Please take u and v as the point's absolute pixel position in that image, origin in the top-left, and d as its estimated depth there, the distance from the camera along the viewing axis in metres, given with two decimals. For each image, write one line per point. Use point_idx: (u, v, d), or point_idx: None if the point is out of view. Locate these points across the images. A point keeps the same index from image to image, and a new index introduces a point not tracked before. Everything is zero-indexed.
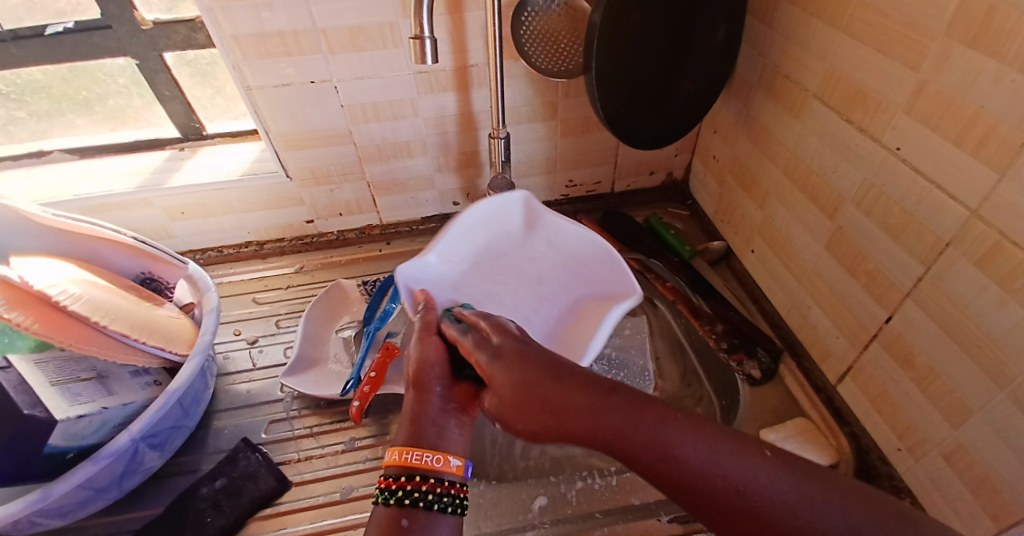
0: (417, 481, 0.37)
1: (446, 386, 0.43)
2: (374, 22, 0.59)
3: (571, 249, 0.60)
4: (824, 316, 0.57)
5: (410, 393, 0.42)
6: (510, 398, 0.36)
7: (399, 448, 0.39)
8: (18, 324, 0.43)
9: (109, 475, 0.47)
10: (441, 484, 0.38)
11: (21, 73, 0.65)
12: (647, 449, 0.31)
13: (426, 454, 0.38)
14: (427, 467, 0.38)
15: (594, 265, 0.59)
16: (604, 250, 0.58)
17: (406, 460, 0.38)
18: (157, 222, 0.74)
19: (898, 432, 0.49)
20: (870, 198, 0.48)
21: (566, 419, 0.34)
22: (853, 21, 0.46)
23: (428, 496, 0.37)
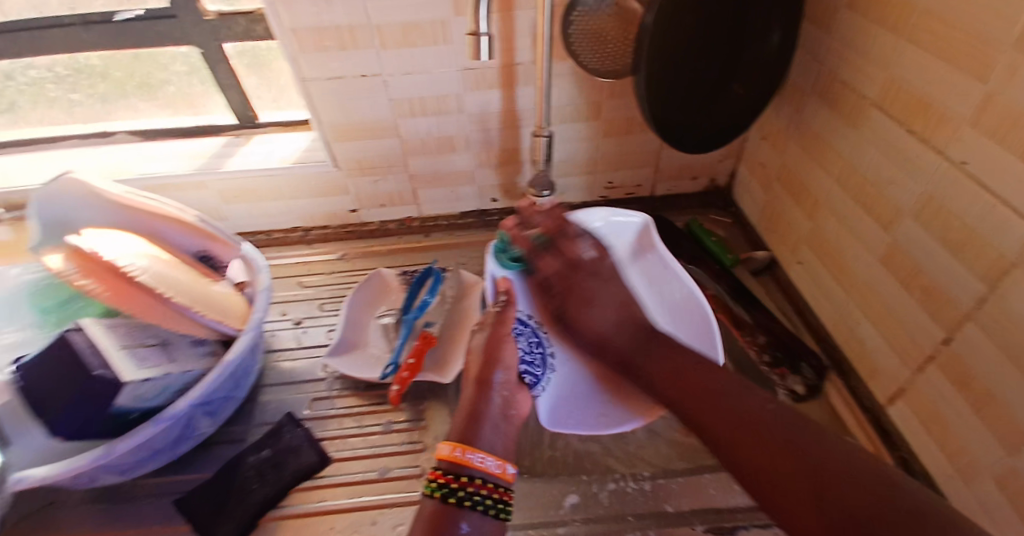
0: (478, 483, 0.42)
1: (503, 390, 0.49)
2: (427, 19, 0.61)
3: (665, 293, 0.61)
4: (873, 331, 0.56)
5: (472, 391, 0.49)
6: (580, 315, 0.56)
7: (465, 448, 0.44)
8: (90, 290, 0.47)
9: (165, 437, 0.49)
10: (498, 489, 0.43)
11: (89, 58, 0.70)
12: (679, 382, 0.48)
13: (487, 458, 0.44)
14: (487, 471, 0.43)
15: (687, 313, 0.58)
16: (699, 304, 0.57)
17: (470, 462, 0.43)
18: (212, 205, 0.77)
19: (947, 454, 0.48)
20: (930, 212, 0.47)
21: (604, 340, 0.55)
22: (917, 30, 0.45)
23: (484, 499, 0.42)
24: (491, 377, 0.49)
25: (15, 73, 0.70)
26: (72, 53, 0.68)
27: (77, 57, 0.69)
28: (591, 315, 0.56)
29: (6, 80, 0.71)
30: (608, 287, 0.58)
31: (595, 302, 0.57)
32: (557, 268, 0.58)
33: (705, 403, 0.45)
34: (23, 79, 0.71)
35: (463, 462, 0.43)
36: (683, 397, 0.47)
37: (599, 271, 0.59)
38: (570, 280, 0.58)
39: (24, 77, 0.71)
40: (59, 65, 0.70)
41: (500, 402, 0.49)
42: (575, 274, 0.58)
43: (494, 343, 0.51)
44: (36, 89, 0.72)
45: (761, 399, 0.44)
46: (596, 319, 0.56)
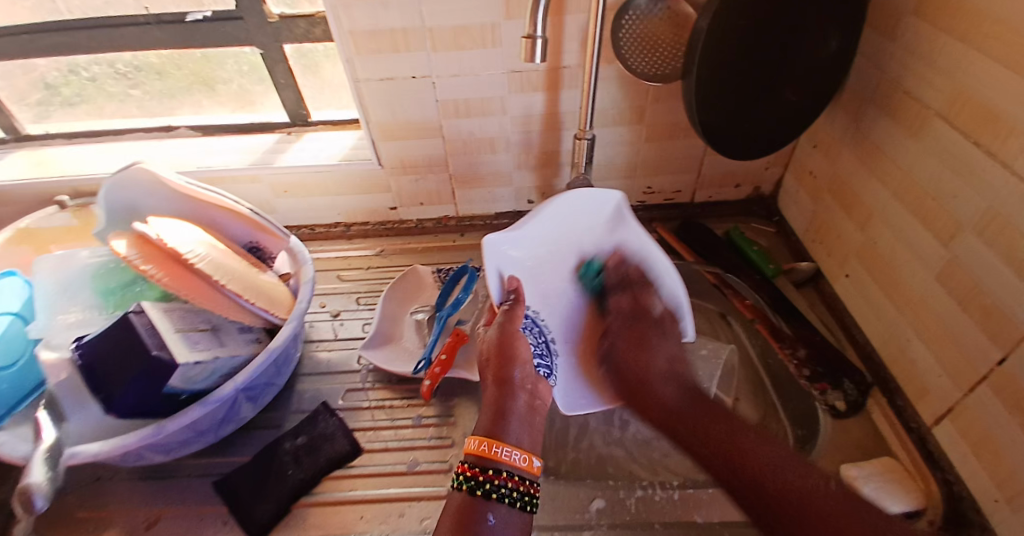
0: (504, 476, 0.43)
1: (526, 383, 0.50)
2: (476, 23, 0.62)
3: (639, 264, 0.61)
4: (925, 350, 0.53)
5: (492, 389, 0.50)
6: (629, 362, 0.56)
7: (492, 442, 0.45)
8: (151, 275, 0.50)
9: (211, 419, 0.52)
10: (523, 483, 0.43)
11: (146, 56, 0.74)
12: (716, 441, 0.45)
13: (513, 452, 0.44)
14: (514, 465, 0.44)
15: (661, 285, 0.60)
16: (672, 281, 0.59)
17: (496, 455, 0.44)
18: (262, 198, 0.81)
19: (996, 481, 0.45)
20: (994, 227, 0.44)
21: (642, 389, 0.53)
22: (990, 38, 0.43)
23: (510, 492, 0.42)
24: (511, 374, 0.49)
25: (81, 68, 0.76)
26: (141, 51, 0.73)
27: (140, 55, 0.73)
28: (646, 364, 0.55)
29: (71, 74, 0.76)
30: (665, 342, 0.57)
31: (648, 351, 0.56)
32: (626, 309, 0.60)
33: (751, 469, 0.42)
34: (86, 74, 0.76)
35: (489, 455, 0.44)
36: (721, 460, 0.44)
37: (662, 326, 0.59)
38: (630, 326, 0.59)
39: (87, 73, 0.76)
40: (121, 62, 0.75)
41: (526, 401, 0.49)
42: (642, 322, 0.59)
43: (505, 343, 0.51)
44: (97, 84, 0.77)
45: (822, 477, 0.40)
46: (649, 368, 0.55)
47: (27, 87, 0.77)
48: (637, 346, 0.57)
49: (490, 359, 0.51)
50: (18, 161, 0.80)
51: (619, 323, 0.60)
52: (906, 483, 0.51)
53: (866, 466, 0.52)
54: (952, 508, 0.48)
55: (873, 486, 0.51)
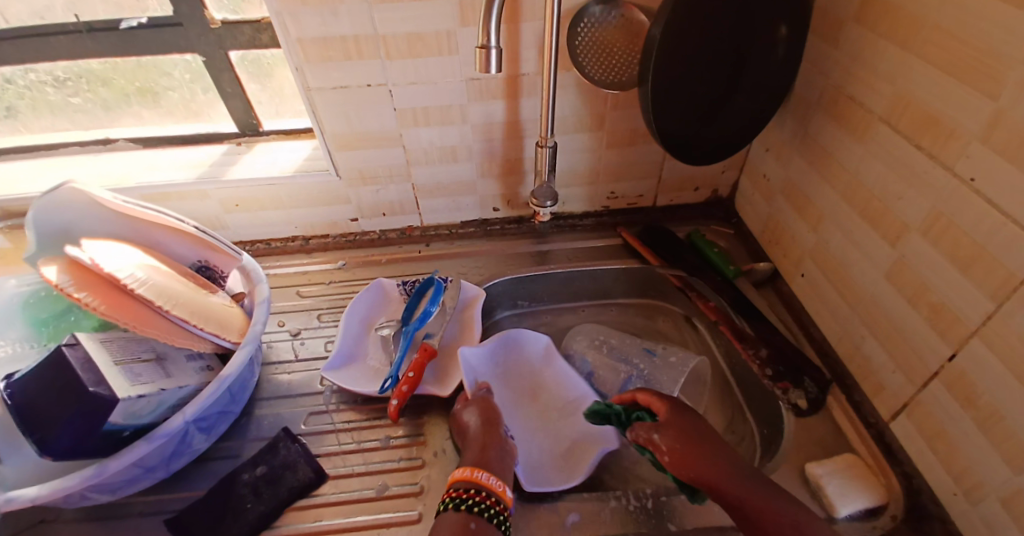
0: (483, 494, 0.47)
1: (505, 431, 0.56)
2: (431, 30, 0.61)
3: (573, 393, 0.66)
4: (879, 347, 0.55)
5: (479, 431, 0.54)
6: (676, 429, 0.51)
7: (474, 468, 0.50)
8: (86, 303, 0.46)
9: (159, 455, 0.48)
10: (499, 504, 0.48)
11: (88, 63, 0.69)
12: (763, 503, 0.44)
13: (492, 477, 0.49)
14: (492, 487, 0.48)
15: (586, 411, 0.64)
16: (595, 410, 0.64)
17: (478, 478, 0.49)
18: (213, 214, 0.77)
19: (953, 474, 0.47)
20: (938, 228, 0.46)
21: (696, 453, 0.49)
22: (926, 46, 0.45)
23: (492, 510, 0.47)
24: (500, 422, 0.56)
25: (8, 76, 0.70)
26: (75, 60, 0.68)
27: (76, 63, 0.68)
28: (691, 427, 0.51)
29: (5, 83, 0.69)
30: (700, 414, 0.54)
31: (689, 416, 0.52)
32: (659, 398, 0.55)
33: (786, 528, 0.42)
34: (23, 83, 0.70)
35: (473, 478, 0.49)
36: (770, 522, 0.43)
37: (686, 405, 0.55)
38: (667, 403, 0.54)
39: (23, 80, 0.69)
40: (61, 69, 0.69)
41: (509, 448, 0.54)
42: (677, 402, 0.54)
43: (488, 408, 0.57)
44: (36, 92, 0.71)
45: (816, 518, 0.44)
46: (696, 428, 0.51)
47: None
48: (682, 437, 0.50)
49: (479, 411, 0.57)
50: None
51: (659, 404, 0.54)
52: (866, 479, 0.52)
53: (829, 464, 0.53)
54: (913, 501, 0.50)
55: (836, 484, 0.52)
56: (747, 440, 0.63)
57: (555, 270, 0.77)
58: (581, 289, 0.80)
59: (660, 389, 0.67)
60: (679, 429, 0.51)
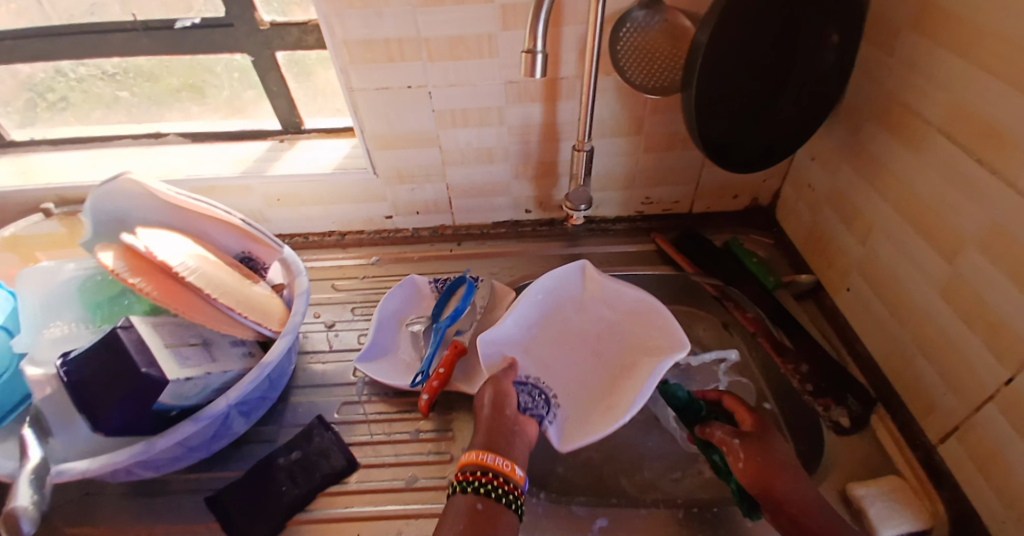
0: (488, 476, 0.44)
1: (515, 412, 0.52)
2: (473, 33, 0.61)
3: (626, 311, 0.64)
4: (929, 367, 0.53)
5: (486, 414, 0.51)
6: (761, 444, 0.47)
7: (479, 450, 0.47)
8: (141, 289, 0.48)
9: (202, 436, 0.50)
10: (509, 484, 0.44)
11: (139, 61, 0.73)
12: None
13: (499, 458, 0.46)
14: (499, 468, 0.45)
15: (647, 325, 0.62)
16: (659, 324, 0.61)
17: (482, 460, 0.46)
18: (255, 207, 0.79)
19: (1005, 502, 0.45)
20: (997, 244, 0.44)
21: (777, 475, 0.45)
22: (990, 56, 0.43)
23: (499, 490, 0.44)
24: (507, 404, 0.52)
25: (69, 70, 0.74)
26: (127, 57, 0.71)
27: (127, 60, 0.72)
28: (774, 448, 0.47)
29: (58, 75, 0.74)
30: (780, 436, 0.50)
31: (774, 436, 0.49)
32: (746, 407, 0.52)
33: None
34: (75, 76, 0.74)
35: (477, 461, 0.46)
36: None
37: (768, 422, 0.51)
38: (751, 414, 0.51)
39: (77, 73, 0.74)
40: (109, 65, 0.73)
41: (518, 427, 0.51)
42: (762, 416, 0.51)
43: (499, 387, 0.53)
44: (87, 85, 0.75)
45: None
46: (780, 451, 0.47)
47: (9, 93, 0.75)
48: (765, 454, 0.47)
49: (491, 389, 0.53)
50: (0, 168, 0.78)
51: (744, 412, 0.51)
52: (911, 503, 0.50)
53: (873, 485, 0.51)
54: (960, 528, 0.48)
55: (880, 505, 0.50)
56: None
57: None
58: None
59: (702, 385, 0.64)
60: (764, 445, 0.47)
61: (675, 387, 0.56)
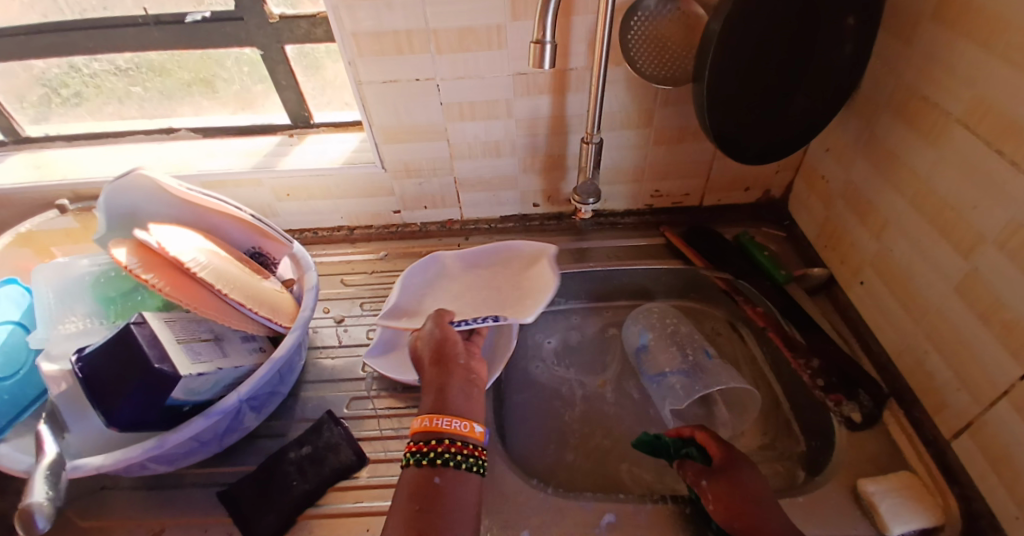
0: (446, 444, 0.44)
1: (465, 360, 0.51)
2: (482, 25, 0.61)
3: (487, 269, 0.68)
4: (943, 364, 0.52)
5: (432, 368, 0.50)
6: (728, 484, 0.47)
7: (431, 416, 0.45)
8: (153, 284, 0.49)
9: (214, 430, 0.51)
10: (469, 448, 0.44)
11: (159, 54, 0.73)
12: None
13: (455, 421, 0.45)
14: (456, 432, 0.44)
15: (508, 266, 0.68)
16: (521, 256, 0.67)
17: (438, 426, 0.44)
18: (265, 201, 0.80)
19: (1017, 500, 0.44)
20: (1017, 240, 0.43)
21: (744, 510, 0.45)
22: (1014, 45, 0.41)
23: (460, 456, 0.43)
24: (450, 354, 0.51)
25: (82, 65, 0.74)
26: (140, 52, 0.72)
27: (140, 54, 0.72)
28: (738, 481, 0.47)
29: (72, 70, 0.75)
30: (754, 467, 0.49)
31: (742, 470, 0.48)
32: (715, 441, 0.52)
33: None
34: (89, 70, 0.75)
35: (434, 428, 0.44)
36: None
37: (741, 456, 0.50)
38: (720, 450, 0.51)
39: (89, 68, 0.74)
40: (123, 58, 0.73)
41: (467, 372, 0.50)
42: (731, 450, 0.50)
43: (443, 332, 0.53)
44: (101, 79, 0.76)
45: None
46: (748, 484, 0.47)
47: (24, 88, 0.76)
48: (733, 487, 0.47)
49: (433, 345, 0.52)
50: (15, 164, 0.79)
51: (713, 447, 0.51)
52: (922, 497, 0.50)
53: (884, 481, 0.51)
54: (971, 526, 0.47)
55: (891, 502, 0.49)
56: (787, 458, 0.61)
57: (595, 268, 0.77)
58: (619, 288, 0.79)
59: (710, 383, 0.67)
60: (731, 478, 0.47)
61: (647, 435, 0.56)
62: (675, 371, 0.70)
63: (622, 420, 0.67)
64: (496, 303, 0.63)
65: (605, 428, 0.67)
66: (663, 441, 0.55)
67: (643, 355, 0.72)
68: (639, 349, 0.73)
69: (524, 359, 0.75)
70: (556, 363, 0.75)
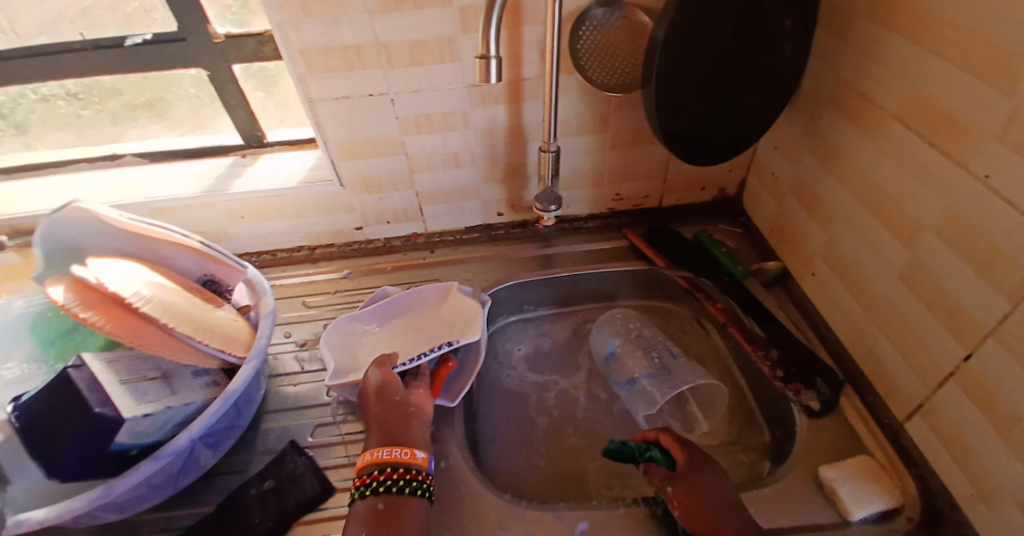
0: (388, 472, 0.47)
1: (403, 395, 0.55)
2: (433, 38, 0.60)
3: (401, 316, 0.70)
4: (892, 349, 0.54)
5: (374, 406, 0.54)
6: (688, 483, 0.48)
7: (374, 449, 0.49)
8: (92, 323, 0.46)
9: (168, 472, 0.48)
10: (410, 473, 0.48)
11: (102, 80, 0.70)
12: None
13: (395, 450, 0.49)
14: (397, 460, 0.48)
15: (420, 306, 0.70)
16: (428, 295, 0.71)
17: (378, 458, 0.48)
18: (219, 225, 0.77)
19: (970, 478, 0.46)
20: (953, 228, 0.45)
21: (704, 508, 0.46)
22: (939, 40, 0.43)
23: (403, 482, 0.47)
24: (389, 393, 0.54)
25: (30, 90, 0.70)
26: (87, 76, 0.68)
27: (90, 78, 0.69)
28: (698, 482, 0.48)
29: (19, 97, 0.71)
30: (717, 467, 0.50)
31: (703, 471, 0.49)
32: (678, 444, 0.52)
33: None
34: (36, 96, 0.71)
35: (375, 459, 0.48)
36: None
37: (704, 457, 0.51)
38: (682, 452, 0.51)
39: (37, 93, 0.70)
40: (71, 83, 0.70)
41: (406, 405, 0.54)
42: (693, 452, 0.51)
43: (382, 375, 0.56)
44: (48, 105, 0.72)
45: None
46: (708, 484, 0.48)
47: None
48: (695, 490, 0.47)
49: (373, 394, 0.54)
50: None
51: (674, 448, 0.52)
52: (881, 482, 0.51)
53: (843, 468, 0.52)
54: (929, 505, 0.49)
55: (852, 487, 0.50)
56: (754, 451, 0.63)
57: (560, 274, 0.77)
58: (586, 292, 0.80)
59: (678, 381, 0.67)
60: (694, 481, 0.48)
61: (611, 442, 0.57)
62: (644, 373, 0.70)
63: (595, 425, 0.67)
64: (426, 338, 0.67)
65: (578, 435, 0.66)
66: (627, 447, 0.55)
67: (612, 360, 0.72)
68: (608, 356, 0.73)
69: (496, 368, 0.75)
70: (528, 372, 0.74)
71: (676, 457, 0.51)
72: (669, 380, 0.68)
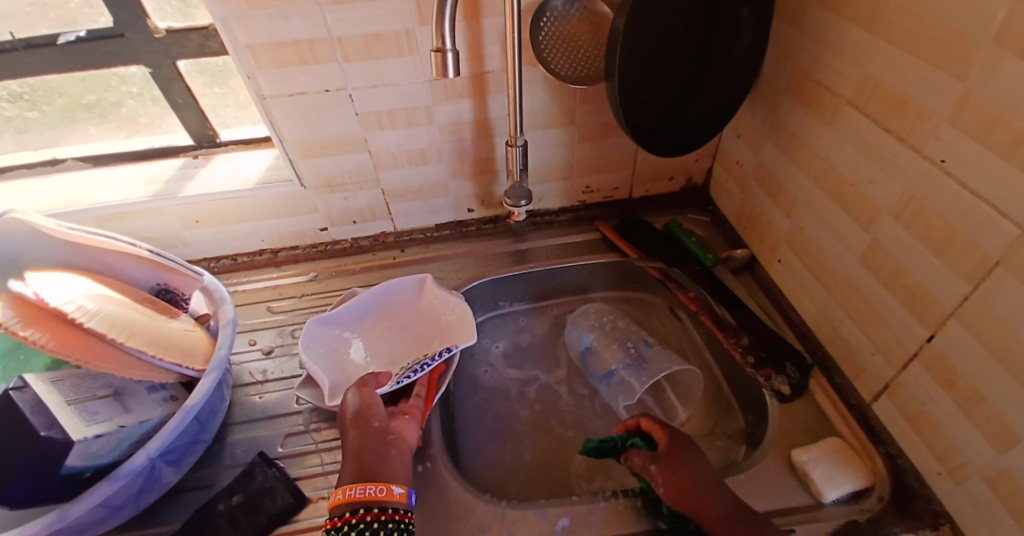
0: (362, 513, 0.44)
1: (382, 421, 0.52)
2: (390, 31, 0.58)
3: (379, 313, 0.69)
4: (857, 330, 0.55)
5: (351, 432, 0.51)
6: (672, 465, 0.48)
7: (346, 487, 0.46)
8: (34, 341, 0.43)
9: (127, 493, 0.46)
10: (386, 513, 0.45)
11: (39, 79, 0.65)
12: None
13: (369, 487, 0.46)
14: (372, 498, 0.45)
15: (397, 304, 0.69)
16: (404, 292, 0.68)
17: (351, 497, 0.45)
18: (173, 231, 0.73)
19: (937, 455, 0.47)
20: (911, 210, 0.46)
21: (688, 489, 0.47)
22: (890, 27, 0.44)
23: (378, 524, 0.44)
24: (366, 421, 0.52)
25: None
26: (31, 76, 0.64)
27: (38, 78, 0.64)
28: (680, 463, 0.48)
29: None
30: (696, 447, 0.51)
31: (684, 452, 0.50)
32: (659, 428, 0.52)
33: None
34: None
35: (348, 499, 0.45)
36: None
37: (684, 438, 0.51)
38: (663, 435, 0.52)
39: None
40: (17, 83, 0.65)
41: (385, 432, 0.51)
42: (673, 434, 0.51)
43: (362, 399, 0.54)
44: None
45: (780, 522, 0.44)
46: (690, 463, 0.49)
47: None
48: (677, 470, 0.48)
49: (352, 420, 0.52)
50: None
51: (656, 432, 0.52)
52: (852, 461, 0.52)
53: (815, 449, 0.53)
54: (898, 481, 0.50)
55: (824, 468, 0.51)
56: (729, 436, 0.63)
57: (534, 269, 0.77)
58: (561, 286, 0.80)
59: (655, 369, 0.67)
60: (675, 462, 0.48)
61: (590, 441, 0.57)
62: (623, 364, 0.70)
63: (574, 419, 0.67)
64: (408, 337, 0.68)
65: (558, 430, 0.66)
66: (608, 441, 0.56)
67: (589, 355, 0.72)
68: (584, 351, 0.72)
69: (473, 365, 0.74)
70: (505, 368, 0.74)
71: (658, 441, 0.52)
72: (647, 368, 0.68)
